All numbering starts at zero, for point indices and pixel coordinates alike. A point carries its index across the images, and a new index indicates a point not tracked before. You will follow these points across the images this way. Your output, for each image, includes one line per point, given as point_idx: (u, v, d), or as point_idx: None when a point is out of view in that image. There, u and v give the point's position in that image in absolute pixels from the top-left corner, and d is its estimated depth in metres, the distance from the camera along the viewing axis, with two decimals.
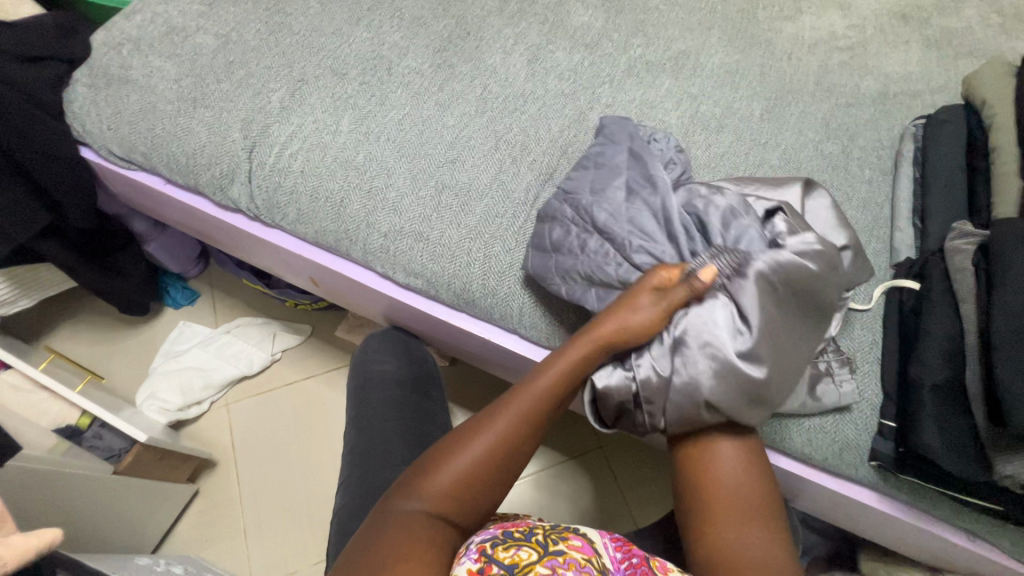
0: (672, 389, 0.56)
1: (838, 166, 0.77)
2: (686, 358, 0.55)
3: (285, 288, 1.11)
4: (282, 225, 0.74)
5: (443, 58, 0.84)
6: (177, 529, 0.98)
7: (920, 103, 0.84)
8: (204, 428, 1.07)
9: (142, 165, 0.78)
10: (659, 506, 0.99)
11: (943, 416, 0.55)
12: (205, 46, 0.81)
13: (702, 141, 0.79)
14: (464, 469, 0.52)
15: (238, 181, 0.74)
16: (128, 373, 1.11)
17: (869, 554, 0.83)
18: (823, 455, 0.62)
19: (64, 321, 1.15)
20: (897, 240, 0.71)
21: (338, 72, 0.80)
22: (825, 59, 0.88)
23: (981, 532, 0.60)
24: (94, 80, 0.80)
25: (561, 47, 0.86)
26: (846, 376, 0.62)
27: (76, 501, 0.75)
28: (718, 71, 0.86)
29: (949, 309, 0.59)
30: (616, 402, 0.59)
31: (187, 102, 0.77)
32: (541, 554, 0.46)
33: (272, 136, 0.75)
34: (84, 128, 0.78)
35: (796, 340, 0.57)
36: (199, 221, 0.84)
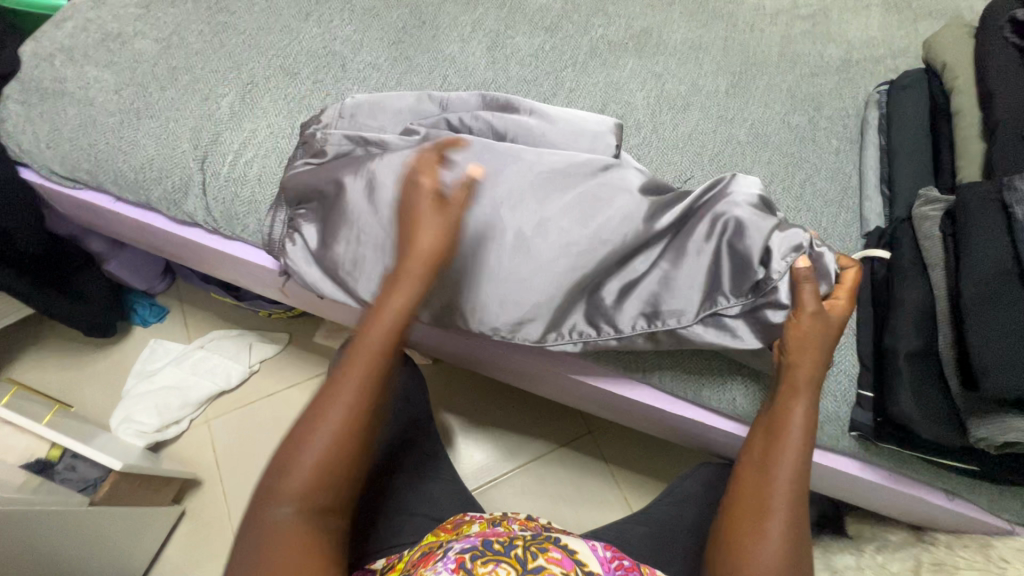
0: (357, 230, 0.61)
1: (806, 138, 0.77)
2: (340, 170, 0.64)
3: (256, 299, 1.08)
4: (243, 236, 0.71)
5: (399, 50, 0.80)
6: (166, 552, 0.96)
7: (883, 69, 0.84)
8: (185, 447, 1.04)
9: (89, 183, 0.74)
10: (649, 487, 1.00)
11: (919, 384, 0.55)
12: (145, 52, 0.77)
13: (670, 121, 0.78)
14: (321, 452, 0.46)
15: (193, 194, 0.70)
16: (100, 397, 1.07)
17: (856, 517, 0.85)
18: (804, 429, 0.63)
19: (27, 348, 1.11)
20: (866, 210, 0.71)
21: (290, 72, 0.77)
22: (787, 28, 0.87)
23: (959, 491, 0.61)
24: (27, 95, 0.75)
25: (520, 31, 0.84)
26: None
27: (51, 537, 0.72)
28: (681, 47, 0.85)
29: (919, 277, 0.59)
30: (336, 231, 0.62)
31: (130, 113, 0.73)
32: (519, 573, 0.45)
33: (225, 144, 0.72)
34: (21, 148, 0.74)
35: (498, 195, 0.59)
36: (157, 238, 0.80)
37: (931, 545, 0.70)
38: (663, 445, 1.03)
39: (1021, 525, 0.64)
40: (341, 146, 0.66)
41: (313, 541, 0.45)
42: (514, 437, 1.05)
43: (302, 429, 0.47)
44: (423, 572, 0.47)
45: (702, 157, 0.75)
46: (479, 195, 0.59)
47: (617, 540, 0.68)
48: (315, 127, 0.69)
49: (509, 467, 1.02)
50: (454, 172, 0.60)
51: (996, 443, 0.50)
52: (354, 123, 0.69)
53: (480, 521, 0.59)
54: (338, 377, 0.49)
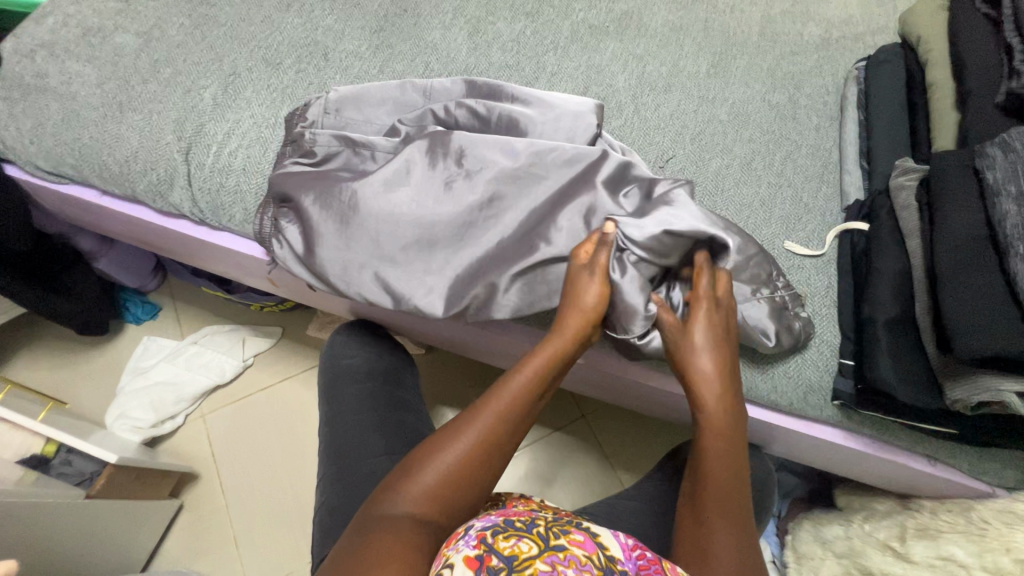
0: (333, 229, 0.61)
1: (786, 115, 0.78)
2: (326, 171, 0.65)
3: (246, 291, 1.08)
4: (229, 226, 0.71)
5: (381, 38, 0.81)
6: (166, 545, 0.97)
7: (862, 46, 0.85)
8: (181, 442, 1.05)
9: (75, 178, 0.74)
10: (642, 468, 1.01)
11: (897, 349, 0.56)
12: (126, 45, 0.77)
13: (651, 102, 0.79)
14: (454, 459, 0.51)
15: (178, 186, 0.71)
16: (94, 395, 1.07)
17: (844, 489, 0.86)
18: (789, 400, 0.64)
19: (20, 348, 1.11)
20: (846, 184, 0.72)
21: (272, 63, 0.77)
22: (768, 8, 0.88)
23: (940, 455, 0.63)
24: (9, 91, 0.75)
25: (502, 17, 0.84)
26: (800, 310, 0.62)
27: (50, 530, 0.72)
28: (662, 29, 0.85)
29: (897, 246, 0.60)
30: (311, 235, 0.62)
31: (113, 107, 0.73)
32: (542, 549, 0.44)
33: (208, 135, 0.72)
34: (5, 144, 0.74)
35: (477, 190, 0.61)
36: (145, 232, 0.80)
37: (917, 511, 0.71)
38: (655, 426, 1.04)
39: (1002, 487, 0.64)
40: (331, 147, 0.67)
41: (417, 543, 0.45)
42: None
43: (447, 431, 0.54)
44: (444, 552, 0.46)
45: (684, 136, 0.76)
46: (455, 194, 0.61)
47: (609, 517, 0.70)
48: (301, 126, 0.69)
49: None
50: (434, 175, 0.63)
51: (971, 404, 0.52)
52: (340, 118, 0.69)
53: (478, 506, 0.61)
54: (474, 412, 0.54)
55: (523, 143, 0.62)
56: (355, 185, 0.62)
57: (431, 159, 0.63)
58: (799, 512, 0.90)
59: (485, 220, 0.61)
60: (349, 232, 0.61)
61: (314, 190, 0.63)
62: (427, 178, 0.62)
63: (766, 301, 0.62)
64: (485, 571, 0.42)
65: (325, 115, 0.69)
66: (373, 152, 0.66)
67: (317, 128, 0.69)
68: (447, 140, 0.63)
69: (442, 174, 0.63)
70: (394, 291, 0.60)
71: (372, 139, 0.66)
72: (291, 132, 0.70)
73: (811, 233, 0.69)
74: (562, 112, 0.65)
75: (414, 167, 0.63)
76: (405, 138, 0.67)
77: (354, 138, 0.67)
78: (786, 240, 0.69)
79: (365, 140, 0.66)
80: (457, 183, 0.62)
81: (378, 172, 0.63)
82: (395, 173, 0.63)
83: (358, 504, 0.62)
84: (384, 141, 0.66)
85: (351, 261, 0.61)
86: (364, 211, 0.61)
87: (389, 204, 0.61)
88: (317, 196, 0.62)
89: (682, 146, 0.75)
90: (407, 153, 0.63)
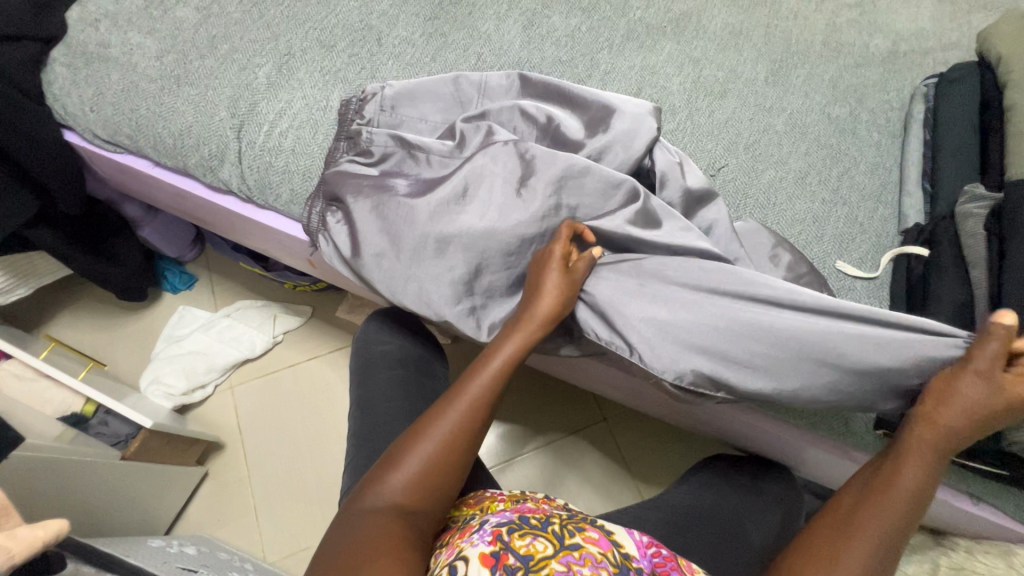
0: (381, 236, 0.62)
1: (845, 129, 0.75)
2: (382, 176, 0.65)
3: (281, 270, 1.10)
4: (275, 206, 0.72)
5: (435, 26, 0.80)
6: (189, 510, 1.00)
7: (931, 61, 0.81)
8: (209, 411, 1.07)
9: (129, 148, 0.76)
10: (663, 478, 1.00)
11: None
12: (186, 19, 0.78)
13: (706, 108, 0.77)
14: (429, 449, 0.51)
15: (229, 162, 0.72)
16: (129, 358, 1.11)
17: None
18: (828, 425, 0.62)
19: (62, 308, 1.15)
20: (906, 206, 0.69)
21: (326, 45, 0.77)
22: (833, 16, 0.85)
23: (985, 495, 0.60)
24: (72, 59, 0.76)
25: (557, 11, 0.83)
26: None
27: (84, 487, 0.74)
28: (721, 32, 0.83)
29: (960, 276, 0.58)
30: (357, 240, 0.63)
31: (170, 80, 0.74)
32: (557, 548, 0.44)
33: (261, 114, 0.72)
34: (66, 110, 0.75)
35: (533, 213, 0.60)
36: (192, 205, 0.82)
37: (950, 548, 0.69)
38: (678, 435, 1.03)
39: None
40: (387, 147, 0.66)
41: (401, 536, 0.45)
42: (528, 421, 1.05)
43: (420, 425, 0.53)
44: (458, 543, 0.47)
45: (738, 145, 0.74)
46: (508, 214, 0.60)
47: (631, 524, 0.68)
48: (358, 122, 0.69)
49: (523, 449, 1.03)
50: (491, 190, 0.61)
51: None
52: (395, 115, 0.69)
53: (503, 500, 0.59)
54: (444, 408, 0.53)
55: (581, 160, 0.61)
56: (411, 197, 0.62)
57: (484, 174, 0.62)
58: None
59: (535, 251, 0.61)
60: (396, 238, 0.62)
61: (365, 195, 0.63)
62: (483, 192, 0.61)
63: None
64: (500, 569, 0.42)
65: (381, 112, 0.69)
66: (429, 154, 0.65)
67: (372, 126, 0.69)
68: (509, 157, 0.62)
69: (499, 188, 0.61)
70: (438, 303, 0.61)
71: (428, 142, 0.66)
72: (346, 127, 0.69)
73: (864, 255, 0.67)
74: (624, 127, 0.63)
75: (471, 180, 0.62)
76: (463, 144, 0.65)
77: (412, 138, 0.66)
78: (838, 260, 0.67)
79: (421, 143, 0.66)
80: (513, 203, 0.60)
81: (435, 188, 0.62)
82: (450, 185, 0.62)
83: None
84: (441, 146, 0.65)
85: (400, 272, 0.62)
86: (414, 220, 0.61)
87: (446, 225, 0.61)
88: (372, 203, 0.63)
89: (735, 155, 0.73)
90: (469, 169, 0.62)
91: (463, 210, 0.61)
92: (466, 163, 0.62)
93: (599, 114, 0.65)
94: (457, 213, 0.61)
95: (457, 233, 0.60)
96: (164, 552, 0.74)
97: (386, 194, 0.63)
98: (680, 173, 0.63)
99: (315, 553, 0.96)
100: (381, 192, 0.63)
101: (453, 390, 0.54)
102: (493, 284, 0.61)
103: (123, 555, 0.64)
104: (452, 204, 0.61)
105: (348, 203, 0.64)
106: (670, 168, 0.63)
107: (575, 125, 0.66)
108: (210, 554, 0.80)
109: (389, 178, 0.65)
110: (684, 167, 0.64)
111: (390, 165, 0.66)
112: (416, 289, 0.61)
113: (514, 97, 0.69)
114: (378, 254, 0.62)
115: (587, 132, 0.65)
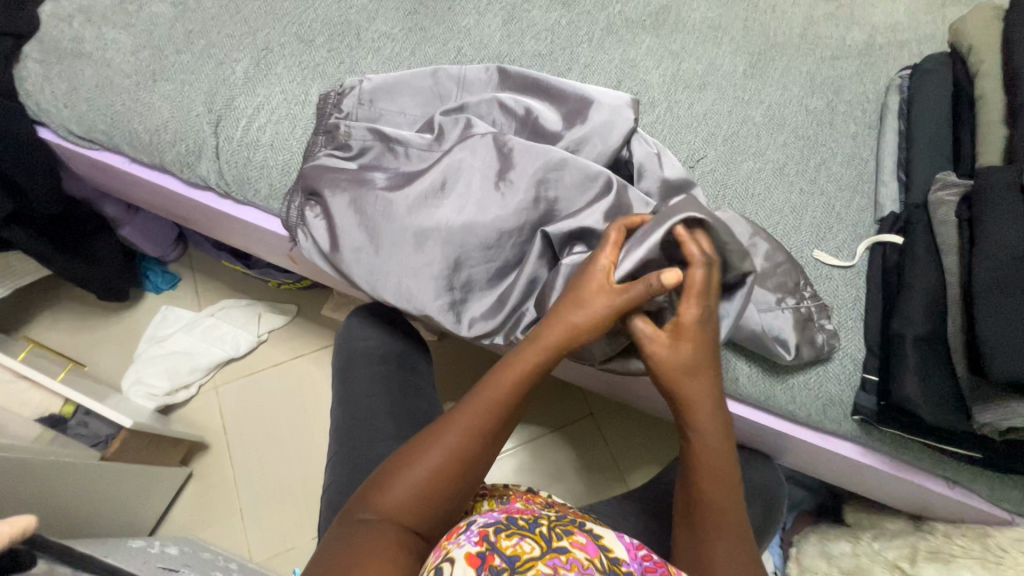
0: (359, 231, 0.62)
1: (822, 121, 0.76)
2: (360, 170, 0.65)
3: (264, 267, 1.09)
4: (254, 201, 0.71)
5: (415, 20, 0.80)
6: (174, 511, 0.99)
7: (907, 54, 0.82)
8: (194, 412, 1.06)
9: (105, 144, 0.75)
10: (649, 471, 1.00)
11: (926, 367, 0.55)
12: (162, 15, 0.77)
13: (685, 101, 0.77)
14: (430, 469, 0.49)
15: (206, 157, 0.71)
16: (111, 360, 1.09)
17: (854, 506, 0.85)
18: (807, 412, 0.63)
19: (41, 309, 1.13)
20: (882, 195, 0.70)
21: (305, 39, 0.77)
22: (810, 10, 0.85)
23: (960, 479, 0.61)
24: (46, 55, 0.75)
25: (537, 5, 0.83)
26: (824, 322, 0.62)
27: (62, 489, 0.73)
28: (701, 26, 0.83)
29: (932, 262, 0.59)
30: (335, 235, 0.63)
31: (146, 76, 0.73)
32: (544, 550, 0.44)
33: (239, 109, 0.72)
34: (40, 107, 0.74)
35: (511, 206, 0.60)
36: (170, 202, 0.81)
37: (929, 534, 0.70)
38: (665, 428, 1.04)
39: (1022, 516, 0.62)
40: (366, 142, 0.66)
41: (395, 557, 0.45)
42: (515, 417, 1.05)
43: (420, 442, 0.51)
44: (446, 545, 0.46)
45: (716, 137, 0.74)
46: (486, 208, 0.60)
47: (616, 515, 0.69)
48: (336, 116, 0.69)
49: (511, 445, 1.03)
50: (469, 184, 0.61)
51: (999, 429, 0.50)
52: (373, 109, 0.69)
53: (486, 497, 0.61)
54: (447, 423, 0.51)
55: (558, 152, 0.61)
56: (390, 192, 0.62)
57: (462, 167, 0.62)
58: (805, 525, 0.89)
59: (514, 243, 0.61)
60: (375, 231, 0.62)
61: (343, 189, 0.63)
62: (463, 185, 0.61)
63: (790, 311, 0.61)
64: (486, 570, 0.42)
65: (359, 106, 0.68)
66: (408, 147, 0.65)
67: (350, 120, 0.68)
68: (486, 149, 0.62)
69: (477, 181, 0.61)
70: (416, 296, 0.60)
71: (407, 135, 0.65)
72: (324, 121, 0.69)
73: (842, 244, 0.68)
74: (600, 119, 0.63)
75: (450, 173, 0.62)
76: (441, 137, 0.65)
77: (390, 132, 0.66)
78: (815, 249, 0.67)
79: (399, 136, 0.65)
80: (491, 197, 0.61)
81: (414, 183, 0.62)
82: (428, 179, 0.62)
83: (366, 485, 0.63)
84: (420, 140, 0.65)
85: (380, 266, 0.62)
86: (393, 214, 0.61)
87: (426, 219, 0.61)
88: (351, 198, 0.63)
89: (714, 146, 0.74)
90: (448, 162, 0.62)
91: (442, 204, 0.61)
92: (445, 155, 0.62)
93: (576, 106, 0.65)
94: (437, 206, 0.61)
95: (436, 227, 0.60)
96: (146, 552, 0.73)
97: (364, 188, 0.63)
98: (657, 163, 0.63)
99: (302, 552, 0.96)
100: (360, 186, 0.63)
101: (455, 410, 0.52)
102: (472, 278, 0.61)
103: (102, 555, 0.63)
104: (432, 198, 0.61)
105: (326, 196, 0.63)
106: (645, 156, 0.64)
107: (554, 116, 0.66)
108: (193, 555, 0.79)
109: (368, 173, 0.65)
110: (660, 156, 0.64)
111: (368, 160, 0.66)
112: (394, 284, 0.61)
113: (493, 89, 0.69)
114: (357, 249, 0.62)
115: (566, 124, 0.65)
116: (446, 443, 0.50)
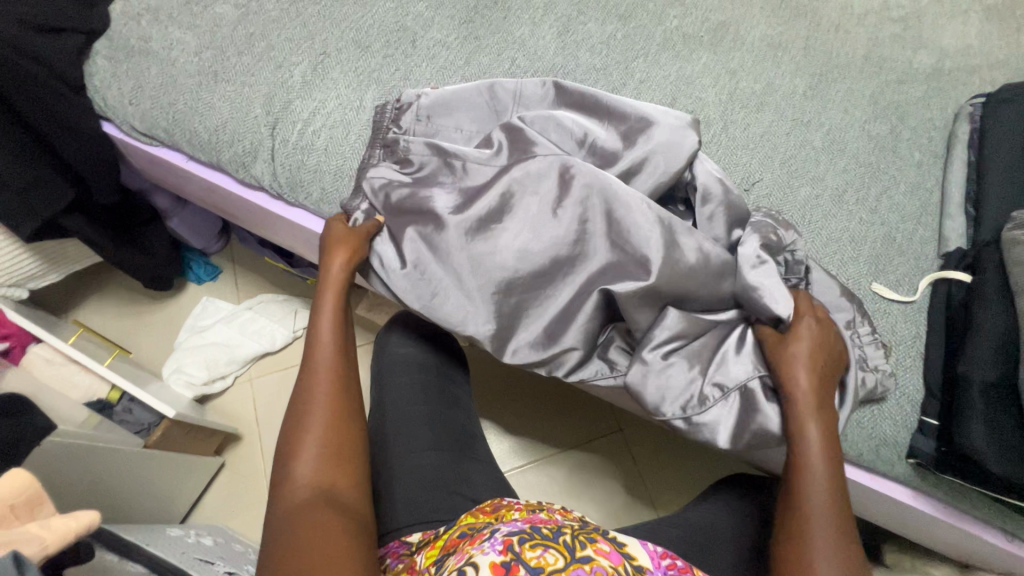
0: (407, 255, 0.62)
1: (885, 147, 0.73)
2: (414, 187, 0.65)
3: (306, 266, 1.11)
4: (305, 204, 0.72)
5: (470, 29, 0.80)
6: (205, 499, 1.01)
7: (978, 80, 0.79)
8: (228, 402, 1.09)
9: (164, 141, 0.77)
10: (676, 496, 0.99)
11: (993, 415, 0.53)
12: (226, 16, 0.79)
13: (742, 121, 0.75)
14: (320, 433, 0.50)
15: (261, 159, 0.72)
16: (152, 346, 1.12)
17: (893, 547, 0.82)
18: (858, 452, 0.60)
19: (89, 293, 1.17)
20: (948, 228, 0.67)
21: (361, 45, 0.77)
22: (876, 31, 0.83)
23: (1020, 533, 0.58)
24: (114, 52, 0.77)
25: (593, 18, 0.82)
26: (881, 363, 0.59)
27: (107, 474, 0.75)
28: (760, 44, 0.81)
29: (1004, 302, 0.56)
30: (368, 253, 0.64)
31: (208, 76, 0.75)
32: (567, 561, 0.43)
33: (295, 112, 0.73)
34: (105, 102, 0.76)
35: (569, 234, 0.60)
36: (222, 199, 0.83)
37: None
38: (696, 451, 1.02)
39: None
40: (424, 158, 0.67)
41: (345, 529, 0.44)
42: (544, 427, 1.05)
43: (296, 425, 0.51)
44: (468, 550, 0.46)
45: (773, 160, 0.72)
46: (542, 235, 0.60)
47: (649, 539, 0.68)
48: (395, 132, 0.69)
49: (538, 455, 1.03)
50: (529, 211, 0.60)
51: None
52: (431, 125, 0.69)
53: (518, 508, 0.59)
54: (311, 396, 0.52)
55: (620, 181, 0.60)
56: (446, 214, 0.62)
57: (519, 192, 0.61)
58: None
59: (566, 273, 0.60)
60: (428, 257, 0.62)
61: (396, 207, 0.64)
62: (519, 209, 0.61)
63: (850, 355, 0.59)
64: None
65: (417, 123, 0.69)
66: (464, 163, 0.65)
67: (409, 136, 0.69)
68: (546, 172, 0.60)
69: (535, 208, 0.60)
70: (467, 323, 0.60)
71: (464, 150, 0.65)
72: (382, 135, 0.70)
73: (902, 278, 0.65)
74: (661, 143, 0.62)
75: (508, 198, 0.61)
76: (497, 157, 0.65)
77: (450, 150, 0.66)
78: (874, 282, 0.65)
79: (457, 151, 0.65)
80: (549, 223, 0.60)
81: (471, 206, 0.61)
82: (485, 202, 0.61)
83: (403, 493, 0.63)
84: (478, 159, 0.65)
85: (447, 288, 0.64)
86: (446, 238, 0.61)
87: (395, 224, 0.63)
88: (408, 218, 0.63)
89: (770, 170, 0.72)
90: (509, 185, 0.61)
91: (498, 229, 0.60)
92: (502, 176, 0.62)
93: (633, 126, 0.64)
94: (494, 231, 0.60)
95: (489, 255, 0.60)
96: (182, 541, 0.75)
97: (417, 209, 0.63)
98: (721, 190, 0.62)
99: None
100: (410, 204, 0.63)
101: (304, 388, 0.53)
102: (523, 304, 0.60)
103: (142, 544, 0.65)
104: (488, 220, 0.61)
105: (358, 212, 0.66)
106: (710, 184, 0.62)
107: (612, 136, 0.65)
108: (225, 547, 0.80)
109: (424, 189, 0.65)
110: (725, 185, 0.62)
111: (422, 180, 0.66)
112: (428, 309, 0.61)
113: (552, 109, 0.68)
114: (410, 273, 0.62)
115: (624, 143, 0.64)
116: (320, 421, 0.51)
